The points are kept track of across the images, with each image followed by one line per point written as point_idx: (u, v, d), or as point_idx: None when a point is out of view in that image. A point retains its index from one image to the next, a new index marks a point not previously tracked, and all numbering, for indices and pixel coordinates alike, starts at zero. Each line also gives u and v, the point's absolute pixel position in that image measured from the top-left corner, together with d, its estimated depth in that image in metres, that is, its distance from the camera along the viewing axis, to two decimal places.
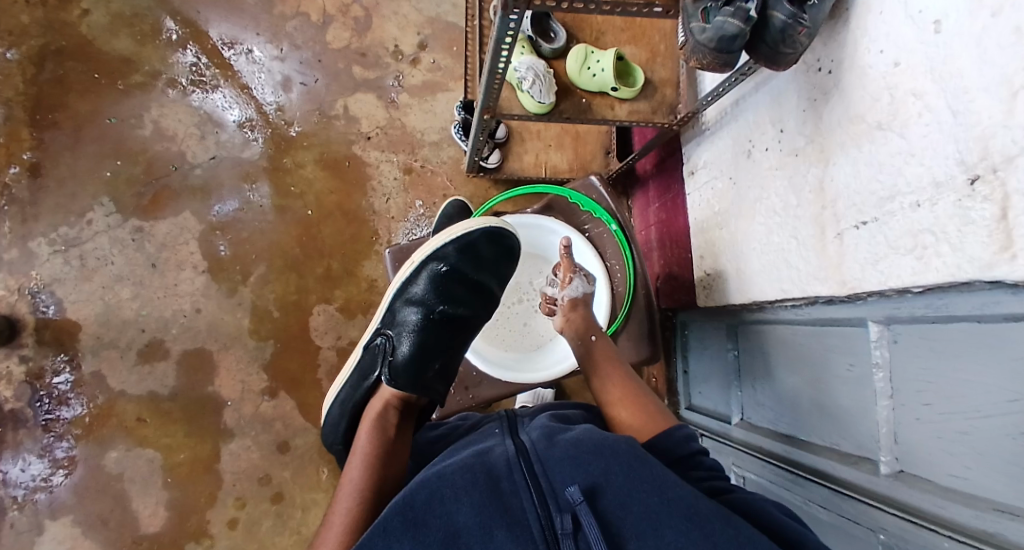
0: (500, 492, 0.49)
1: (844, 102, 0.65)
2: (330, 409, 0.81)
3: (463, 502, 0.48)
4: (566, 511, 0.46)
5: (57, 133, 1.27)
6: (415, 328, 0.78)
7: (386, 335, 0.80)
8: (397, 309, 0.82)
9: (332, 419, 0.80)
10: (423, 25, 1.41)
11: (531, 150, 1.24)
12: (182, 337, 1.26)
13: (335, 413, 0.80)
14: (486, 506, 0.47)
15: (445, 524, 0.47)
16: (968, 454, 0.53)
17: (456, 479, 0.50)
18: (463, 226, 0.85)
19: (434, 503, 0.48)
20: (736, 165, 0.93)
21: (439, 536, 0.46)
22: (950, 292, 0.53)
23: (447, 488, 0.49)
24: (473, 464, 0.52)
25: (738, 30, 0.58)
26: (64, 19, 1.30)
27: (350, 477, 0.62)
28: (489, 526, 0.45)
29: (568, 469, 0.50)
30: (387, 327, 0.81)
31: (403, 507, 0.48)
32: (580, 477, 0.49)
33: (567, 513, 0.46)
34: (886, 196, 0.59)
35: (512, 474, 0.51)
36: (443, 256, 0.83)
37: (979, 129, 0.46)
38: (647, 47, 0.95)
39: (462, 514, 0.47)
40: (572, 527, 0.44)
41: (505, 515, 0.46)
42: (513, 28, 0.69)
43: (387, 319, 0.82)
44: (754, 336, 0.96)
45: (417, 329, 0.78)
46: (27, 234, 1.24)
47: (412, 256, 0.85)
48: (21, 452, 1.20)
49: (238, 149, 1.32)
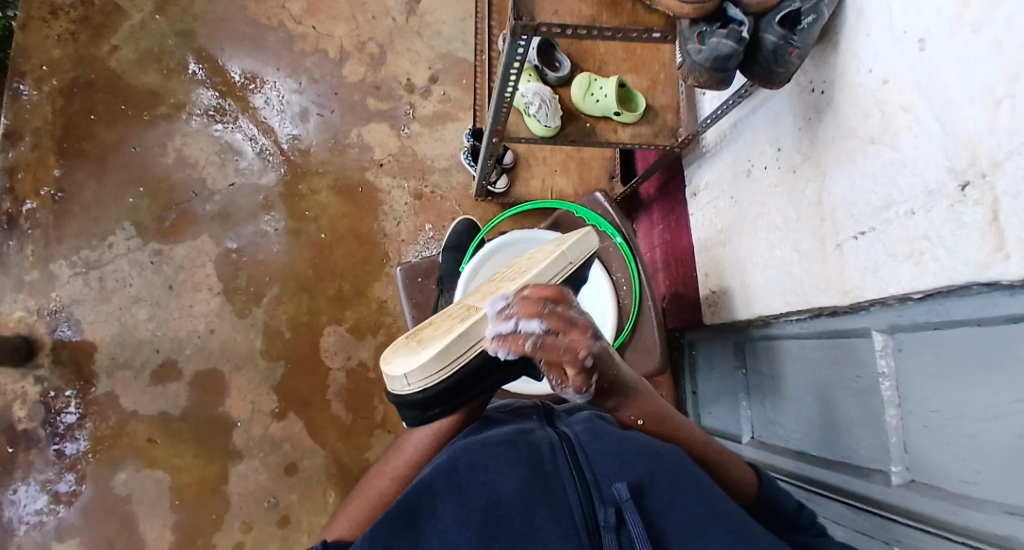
0: (544, 472, 0.50)
1: (838, 119, 0.68)
2: (434, 385, 0.55)
3: (508, 474, 0.49)
4: (610, 505, 0.47)
5: (84, 161, 1.34)
6: None
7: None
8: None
9: (433, 396, 0.56)
10: (434, 61, 1.49)
11: (538, 174, 1.29)
12: (196, 357, 1.28)
13: (445, 390, 0.56)
14: (530, 485, 0.48)
15: (487, 492, 0.48)
16: (978, 458, 0.53)
17: (501, 452, 0.51)
18: None
19: (478, 470, 0.50)
20: (737, 185, 0.96)
21: (481, 502, 0.48)
22: (950, 296, 0.55)
23: (490, 458, 0.50)
24: (519, 440, 0.52)
25: (732, 49, 0.63)
26: (94, 55, 1.38)
27: (413, 439, 0.63)
28: (532, 505, 0.47)
29: (614, 463, 0.51)
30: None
31: (448, 470, 0.50)
32: (626, 474, 0.50)
33: (610, 507, 0.47)
34: (882, 206, 0.62)
35: (556, 458, 0.51)
36: None
37: (966, 138, 0.49)
38: (648, 75, 1.00)
39: (506, 486, 0.48)
40: (614, 523, 0.46)
41: (547, 495, 0.48)
42: (522, 53, 0.73)
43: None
44: (761, 352, 0.97)
45: None
46: (49, 257, 1.29)
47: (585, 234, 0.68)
48: (30, 473, 1.20)
49: (257, 175, 1.37)
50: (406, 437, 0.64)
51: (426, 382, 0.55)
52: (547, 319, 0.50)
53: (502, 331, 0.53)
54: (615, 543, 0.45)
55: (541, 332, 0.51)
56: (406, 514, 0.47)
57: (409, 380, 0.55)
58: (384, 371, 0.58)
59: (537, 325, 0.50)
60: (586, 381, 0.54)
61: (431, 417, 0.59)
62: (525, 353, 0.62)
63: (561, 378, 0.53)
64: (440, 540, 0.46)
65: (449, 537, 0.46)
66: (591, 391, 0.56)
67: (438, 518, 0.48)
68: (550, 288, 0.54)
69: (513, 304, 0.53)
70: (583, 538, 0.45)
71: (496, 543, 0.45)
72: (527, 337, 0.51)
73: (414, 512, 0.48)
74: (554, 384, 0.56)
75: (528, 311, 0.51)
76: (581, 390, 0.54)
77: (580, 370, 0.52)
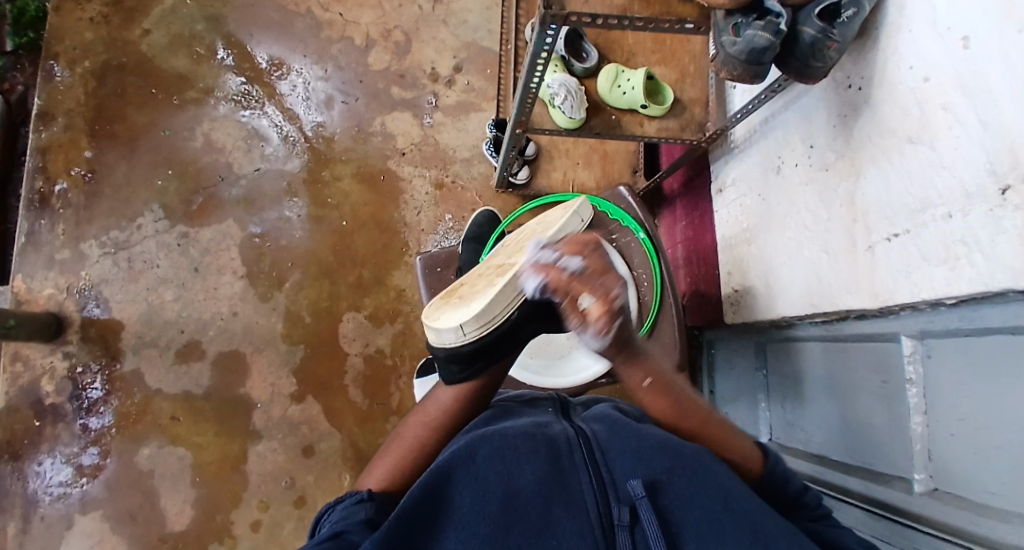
0: (561, 467, 0.50)
1: (874, 118, 0.66)
2: (489, 331, 0.62)
3: (525, 467, 0.49)
4: (625, 504, 0.47)
5: (115, 143, 1.36)
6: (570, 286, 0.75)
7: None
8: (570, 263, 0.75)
9: (487, 343, 0.63)
10: (459, 50, 1.48)
11: (560, 167, 1.28)
12: (218, 338, 1.31)
13: (497, 336, 0.63)
14: (548, 480, 0.49)
15: (505, 484, 0.48)
16: (1004, 469, 0.51)
17: (519, 443, 0.51)
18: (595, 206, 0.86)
19: (497, 460, 0.50)
20: (765, 182, 0.94)
21: (499, 493, 0.48)
22: (985, 303, 0.53)
23: (509, 450, 0.51)
24: (535, 434, 0.53)
25: (768, 43, 0.62)
26: (126, 38, 1.41)
27: (440, 397, 0.64)
28: (548, 500, 0.47)
29: (631, 461, 0.51)
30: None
31: (467, 460, 0.50)
32: (642, 472, 0.50)
33: (625, 506, 0.47)
34: (917, 208, 0.60)
35: (573, 454, 0.52)
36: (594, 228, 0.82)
37: (1008, 140, 0.47)
38: (677, 68, 0.98)
39: (523, 479, 0.49)
40: (629, 521, 0.46)
41: (563, 491, 0.48)
42: (550, 43, 0.72)
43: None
44: (782, 354, 0.95)
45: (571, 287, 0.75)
46: (79, 236, 1.32)
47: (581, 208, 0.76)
48: (58, 445, 1.24)
49: (281, 161, 1.39)
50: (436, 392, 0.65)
51: (481, 330, 0.62)
52: (586, 261, 0.56)
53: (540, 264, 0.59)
54: (630, 540, 0.45)
55: (578, 269, 0.56)
56: (425, 500, 0.47)
57: (466, 330, 0.62)
58: (438, 331, 0.64)
59: (577, 264, 0.56)
60: (611, 321, 0.54)
61: (474, 373, 0.63)
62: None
63: (582, 316, 0.54)
64: (457, 528, 0.46)
65: (466, 527, 0.46)
66: (609, 337, 0.55)
67: (456, 506, 0.47)
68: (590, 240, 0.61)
69: (557, 248, 0.60)
70: (598, 535, 0.46)
71: (513, 534, 0.45)
72: (566, 264, 0.57)
73: (433, 500, 0.47)
74: (574, 326, 0.56)
75: (571, 251, 0.58)
76: (601, 333, 0.54)
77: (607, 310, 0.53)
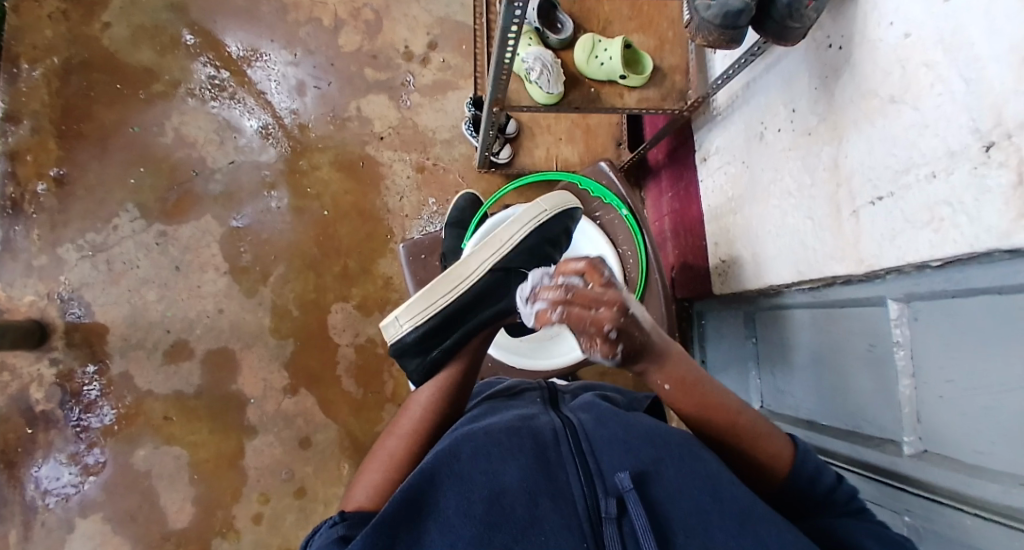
0: (548, 460, 0.50)
1: (856, 78, 0.64)
2: (423, 322, 0.67)
3: (510, 463, 0.49)
4: (612, 495, 0.47)
5: (83, 143, 1.32)
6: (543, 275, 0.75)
7: (520, 271, 0.73)
8: (533, 247, 0.75)
9: (423, 335, 0.67)
10: (432, 26, 1.43)
11: (542, 144, 1.25)
12: (206, 336, 1.29)
13: (433, 327, 0.67)
14: (534, 475, 0.48)
15: (490, 482, 0.48)
16: (993, 431, 0.51)
17: (503, 439, 0.51)
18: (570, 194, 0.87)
19: (481, 459, 0.50)
20: (749, 150, 0.92)
21: (484, 492, 0.47)
22: (970, 264, 0.52)
23: (494, 447, 0.50)
24: (520, 428, 0.52)
25: (743, 4, 0.59)
26: (86, 32, 1.35)
27: (417, 400, 0.66)
28: (535, 494, 0.47)
29: (618, 453, 0.50)
30: (525, 266, 0.73)
31: (451, 460, 0.50)
32: (629, 463, 0.50)
33: (613, 498, 0.47)
34: (901, 170, 0.58)
35: (560, 446, 0.51)
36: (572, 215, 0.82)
37: (992, 96, 0.46)
38: (655, 34, 0.95)
39: (509, 476, 0.48)
40: (617, 513, 0.46)
41: (550, 485, 0.48)
42: (519, 16, 0.69)
43: (523, 254, 0.74)
44: (772, 323, 0.95)
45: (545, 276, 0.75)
46: (55, 240, 1.29)
47: (543, 200, 0.78)
48: (53, 452, 1.23)
49: (257, 153, 1.35)
50: (412, 398, 0.67)
51: (417, 318, 0.67)
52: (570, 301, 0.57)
53: (537, 309, 0.61)
54: (617, 532, 0.45)
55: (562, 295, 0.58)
56: (410, 504, 0.47)
57: (402, 321, 0.68)
58: (384, 325, 0.70)
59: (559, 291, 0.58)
60: (613, 345, 0.56)
61: (434, 361, 0.68)
62: (508, 294, 0.71)
63: (587, 345, 0.57)
64: (444, 530, 0.46)
65: (451, 529, 0.46)
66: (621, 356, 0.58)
67: (441, 508, 0.47)
68: (583, 263, 0.60)
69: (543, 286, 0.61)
70: (586, 529, 0.45)
71: (499, 533, 0.45)
72: (551, 315, 0.58)
73: (418, 503, 0.47)
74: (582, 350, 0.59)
75: (553, 297, 0.58)
76: (607, 354, 0.57)
77: (603, 344, 0.56)
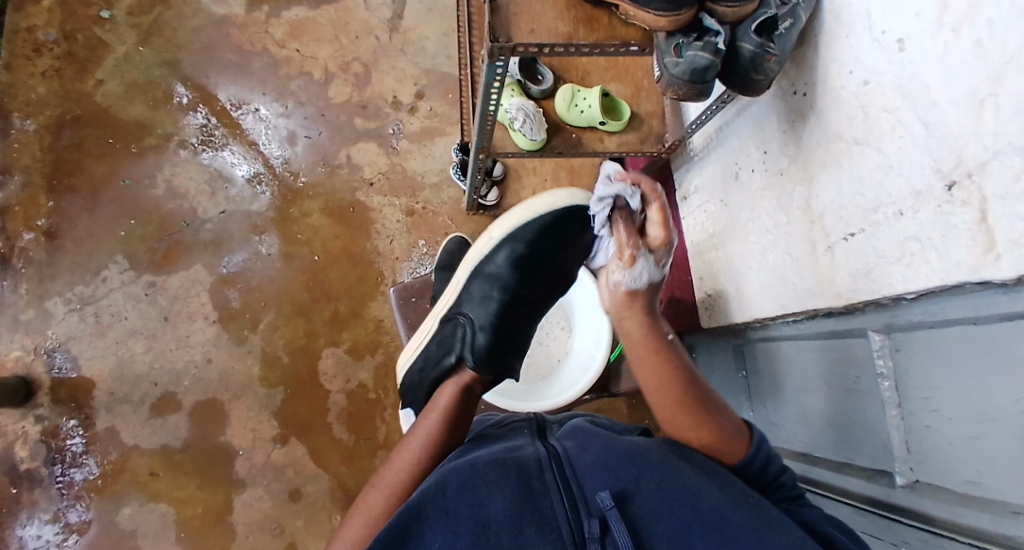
0: (532, 488, 0.50)
1: (821, 122, 0.68)
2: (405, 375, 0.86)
3: (494, 494, 0.49)
4: (595, 516, 0.47)
5: (74, 197, 1.33)
6: (490, 321, 0.75)
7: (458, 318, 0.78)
8: (468, 295, 0.78)
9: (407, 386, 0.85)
10: (419, 77, 1.49)
11: (529, 186, 1.29)
12: (194, 387, 1.27)
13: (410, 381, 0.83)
14: (517, 504, 0.48)
15: (476, 514, 0.48)
16: (979, 458, 0.52)
17: (489, 471, 0.51)
18: (547, 196, 0.76)
19: (466, 492, 0.50)
20: (726, 189, 0.95)
21: (470, 525, 0.47)
22: (943, 297, 0.54)
23: (478, 479, 0.50)
24: (505, 460, 0.53)
25: (709, 61, 0.63)
26: (80, 90, 1.38)
27: (404, 451, 0.66)
28: (519, 522, 0.46)
29: (600, 475, 0.51)
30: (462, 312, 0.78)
31: (436, 495, 0.50)
32: (611, 482, 0.50)
33: (595, 518, 0.47)
34: (870, 208, 0.61)
35: (544, 474, 0.51)
36: (523, 234, 0.76)
37: (951, 139, 0.49)
38: (632, 83, 1.00)
39: (493, 507, 0.48)
40: (599, 533, 0.45)
41: (535, 512, 0.47)
42: (501, 73, 0.73)
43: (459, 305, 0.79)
44: (760, 356, 0.96)
45: (492, 321, 0.75)
46: (44, 294, 1.28)
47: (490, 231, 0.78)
48: (35, 513, 1.19)
49: (247, 202, 1.37)
50: (399, 445, 0.67)
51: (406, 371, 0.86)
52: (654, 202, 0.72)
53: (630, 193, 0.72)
54: None
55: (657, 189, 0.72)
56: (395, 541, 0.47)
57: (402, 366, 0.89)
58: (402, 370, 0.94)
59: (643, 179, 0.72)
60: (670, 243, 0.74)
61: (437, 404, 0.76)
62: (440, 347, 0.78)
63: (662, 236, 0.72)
64: None
65: None
66: (664, 268, 0.74)
67: (426, 544, 0.47)
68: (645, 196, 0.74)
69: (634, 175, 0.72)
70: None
71: None
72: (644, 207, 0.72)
73: (401, 541, 0.48)
74: (633, 249, 0.71)
75: (653, 187, 0.72)
76: (661, 255, 0.72)
77: (668, 239, 0.73)
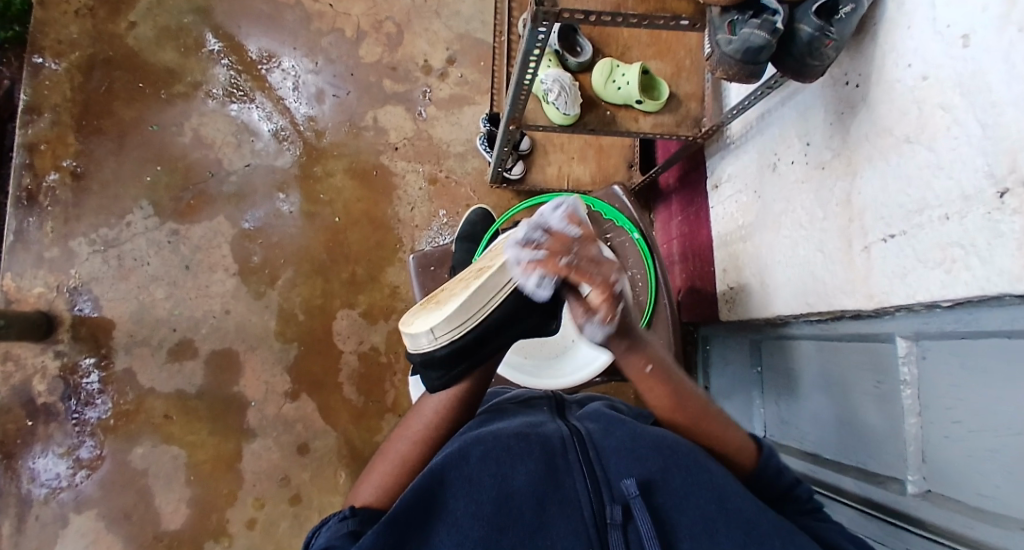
0: (556, 467, 0.50)
1: (872, 116, 0.65)
2: (455, 340, 0.58)
3: (519, 468, 0.49)
4: (618, 503, 0.48)
5: (101, 139, 1.34)
6: None
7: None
8: None
9: (458, 350, 0.59)
10: (452, 42, 1.46)
11: (554, 162, 1.27)
12: (211, 336, 1.30)
13: (469, 343, 0.59)
14: (542, 482, 0.49)
15: (499, 485, 0.48)
16: (997, 472, 0.51)
17: (512, 444, 0.51)
18: None
19: (490, 461, 0.50)
20: (761, 179, 0.93)
21: (493, 495, 0.48)
22: (981, 306, 0.52)
23: (502, 451, 0.50)
24: (529, 434, 0.52)
25: (764, 41, 0.60)
26: (112, 31, 1.38)
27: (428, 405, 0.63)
28: (542, 500, 0.48)
29: (626, 460, 0.51)
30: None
31: (459, 461, 0.49)
32: (636, 471, 0.50)
33: (619, 505, 0.47)
34: (914, 209, 0.59)
35: (568, 452, 0.51)
36: None
37: (1008, 143, 0.46)
38: (672, 62, 0.97)
39: (518, 480, 0.49)
40: (621, 520, 0.46)
41: (558, 491, 0.48)
42: (541, 40, 0.70)
43: None
44: (778, 352, 0.95)
45: None
46: (68, 234, 1.30)
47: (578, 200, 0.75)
48: (51, 445, 1.23)
49: (273, 157, 1.37)
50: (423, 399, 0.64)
51: (451, 336, 0.58)
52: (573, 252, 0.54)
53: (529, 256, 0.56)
54: (622, 540, 0.46)
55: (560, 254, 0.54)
56: (421, 503, 0.47)
57: (437, 333, 0.58)
58: (407, 330, 0.61)
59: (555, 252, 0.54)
60: (614, 307, 0.54)
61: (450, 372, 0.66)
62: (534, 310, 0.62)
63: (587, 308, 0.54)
64: (450, 529, 0.47)
65: (461, 529, 0.46)
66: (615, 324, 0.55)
67: (450, 510, 0.48)
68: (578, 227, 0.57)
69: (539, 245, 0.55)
70: (592, 535, 0.46)
71: (506, 535, 0.46)
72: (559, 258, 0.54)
73: (426, 504, 0.48)
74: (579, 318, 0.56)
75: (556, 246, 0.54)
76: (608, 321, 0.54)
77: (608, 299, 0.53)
